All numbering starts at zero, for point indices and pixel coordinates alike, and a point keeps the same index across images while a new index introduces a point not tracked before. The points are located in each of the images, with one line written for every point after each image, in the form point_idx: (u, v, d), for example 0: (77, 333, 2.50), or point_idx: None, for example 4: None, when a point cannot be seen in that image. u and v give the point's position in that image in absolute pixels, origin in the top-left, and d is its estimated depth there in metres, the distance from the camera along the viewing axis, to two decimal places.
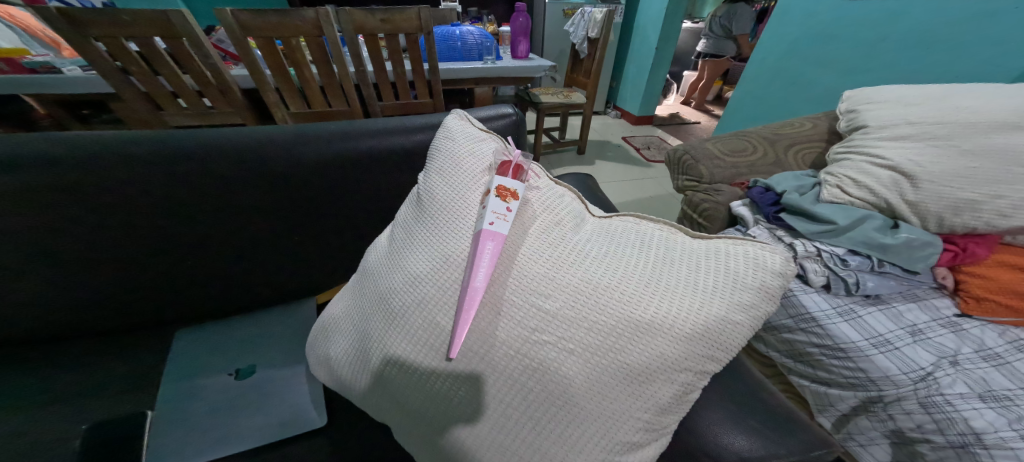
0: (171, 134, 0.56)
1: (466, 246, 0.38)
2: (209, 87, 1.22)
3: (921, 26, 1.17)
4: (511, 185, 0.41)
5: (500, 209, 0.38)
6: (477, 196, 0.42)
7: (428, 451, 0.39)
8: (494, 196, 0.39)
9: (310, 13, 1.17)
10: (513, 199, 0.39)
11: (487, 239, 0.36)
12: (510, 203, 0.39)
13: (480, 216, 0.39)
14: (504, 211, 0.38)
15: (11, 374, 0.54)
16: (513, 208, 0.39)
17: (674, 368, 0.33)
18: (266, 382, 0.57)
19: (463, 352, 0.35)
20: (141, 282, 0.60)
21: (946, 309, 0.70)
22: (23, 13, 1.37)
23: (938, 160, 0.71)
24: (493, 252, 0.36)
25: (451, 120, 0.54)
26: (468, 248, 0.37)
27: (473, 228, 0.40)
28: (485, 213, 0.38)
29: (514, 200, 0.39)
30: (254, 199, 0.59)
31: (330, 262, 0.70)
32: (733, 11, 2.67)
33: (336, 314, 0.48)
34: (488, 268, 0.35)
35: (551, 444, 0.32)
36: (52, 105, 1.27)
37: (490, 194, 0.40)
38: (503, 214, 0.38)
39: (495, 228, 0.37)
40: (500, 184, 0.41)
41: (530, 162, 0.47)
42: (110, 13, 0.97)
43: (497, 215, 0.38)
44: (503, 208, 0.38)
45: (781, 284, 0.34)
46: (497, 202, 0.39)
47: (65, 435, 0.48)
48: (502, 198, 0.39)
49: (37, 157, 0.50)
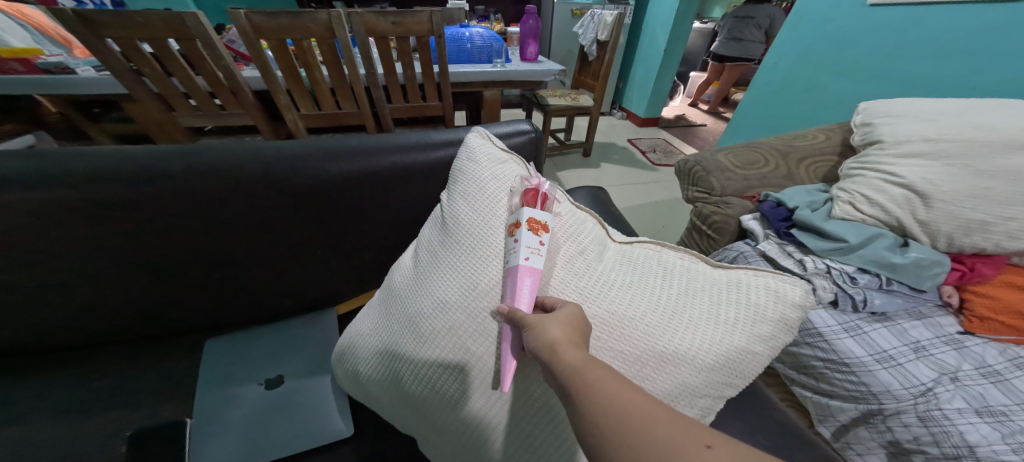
0: (200, 150, 0.58)
1: (503, 281, 0.40)
2: (221, 88, 1.23)
3: (938, 36, 1.17)
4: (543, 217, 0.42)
5: (534, 243, 0.40)
6: (505, 224, 0.44)
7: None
8: (527, 231, 0.40)
9: (322, 15, 1.19)
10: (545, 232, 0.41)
11: (525, 275, 0.37)
12: (543, 236, 0.41)
13: (515, 250, 0.40)
14: (539, 245, 0.40)
15: (53, 382, 0.57)
16: (545, 242, 0.40)
17: (694, 394, 0.35)
18: (294, 393, 0.59)
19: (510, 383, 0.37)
20: (174, 293, 0.62)
21: (950, 326, 0.71)
22: (35, 12, 1.41)
23: (952, 179, 0.72)
24: (532, 286, 0.37)
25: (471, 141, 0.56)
26: (506, 283, 0.38)
27: (505, 259, 0.41)
28: (520, 250, 0.39)
29: (546, 233, 0.41)
30: (281, 215, 0.61)
31: (352, 275, 0.72)
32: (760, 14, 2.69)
33: (365, 330, 0.51)
34: (529, 302, 0.37)
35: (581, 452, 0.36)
36: (66, 104, 1.29)
37: (521, 227, 0.41)
38: (538, 248, 0.39)
39: (533, 264, 0.38)
40: (530, 216, 0.42)
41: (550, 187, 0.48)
42: (126, 16, 0.98)
43: (531, 250, 0.39)
44: (538, 243, 0.40)
45: (799, 316, 0.36)
46: (530, 236, 0.40)
47: (110, 442, 0.51)
48: (535, 231, 0.41)
49: (81, 175, 0.52)
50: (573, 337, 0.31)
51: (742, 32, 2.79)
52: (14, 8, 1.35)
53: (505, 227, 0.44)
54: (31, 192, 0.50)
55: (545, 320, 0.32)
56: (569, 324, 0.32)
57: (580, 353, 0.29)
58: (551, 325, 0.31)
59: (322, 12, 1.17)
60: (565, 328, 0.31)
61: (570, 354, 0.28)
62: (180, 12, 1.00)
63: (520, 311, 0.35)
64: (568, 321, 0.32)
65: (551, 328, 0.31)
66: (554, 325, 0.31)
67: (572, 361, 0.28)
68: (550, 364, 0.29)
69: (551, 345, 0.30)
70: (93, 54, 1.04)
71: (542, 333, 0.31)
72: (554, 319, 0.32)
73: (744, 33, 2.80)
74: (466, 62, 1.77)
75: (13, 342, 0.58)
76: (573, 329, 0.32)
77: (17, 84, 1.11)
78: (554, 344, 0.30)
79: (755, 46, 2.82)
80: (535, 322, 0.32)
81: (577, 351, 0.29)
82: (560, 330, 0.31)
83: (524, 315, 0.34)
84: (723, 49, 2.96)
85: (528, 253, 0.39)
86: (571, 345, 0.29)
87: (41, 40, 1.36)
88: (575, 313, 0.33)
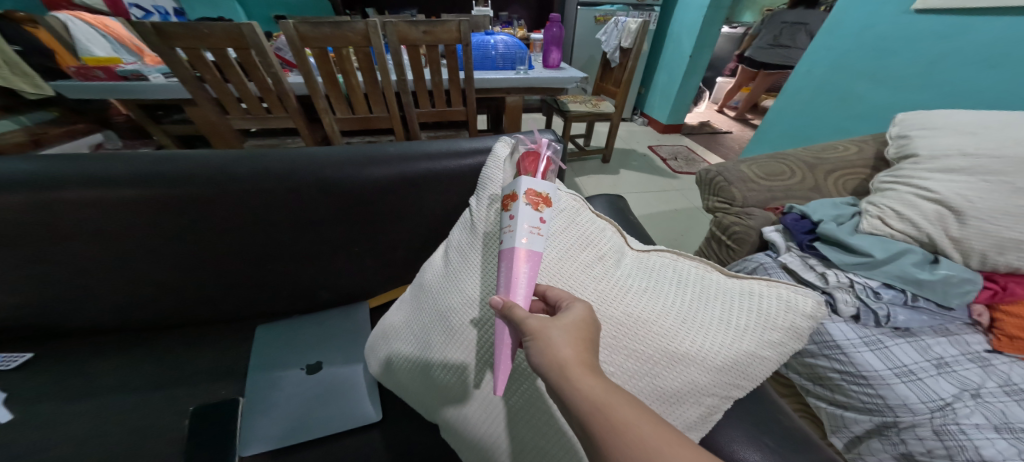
0: (260, 156, 0.65)
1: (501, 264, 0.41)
2: (269, 93, 1.33)
3: (987, 43, 1.12)
4: (543, 190, 0.47)
5: (535, 221, 0.43)
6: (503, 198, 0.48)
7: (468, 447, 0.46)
8: (527, 206, 0.44)
9: (360, 25, 1.28)
10: (544, 207, 0.45)
11: (524, 262, 0.39)
12: (543, 213, 0.45)
13: (513, 231, 0.42)
14: (540, 224, 0.43)
15: (130, 356, 0.66)
16: (544, 219, 0.44)
17: (702, 393, 0.37)
18: (331, 378, 0.65)
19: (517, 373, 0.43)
20: (231, 283, 0.69)
21: (976, 344, 0.68)
22: (116, 24, 1.78)
23: (988, 195, 0.70)
24: (529, 272, 0.39)
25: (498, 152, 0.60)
26: (504, 268, 0.40)
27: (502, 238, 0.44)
28: (520, 231, 0.41)
29: (546, 209, 0.45)
30: (326, 215, 0.67)
31: (383, 272, 0.77)
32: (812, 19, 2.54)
33: (397, 323, 0.56)
34: (528, 287, 0.38)
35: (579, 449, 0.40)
36: (136, 107, 1.41)
37: (519, 201, 0.44)
38: (538, 228, 0.43)
39: (531, 246, 0.40)
40: (530, 189, 0.46)
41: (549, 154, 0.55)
42: (194, 27, 1.10)
43: (531, 228, 0.42)
44: (539, 222, 0.43)
45: (810, 325, 0.38)
46: (532, 212, 0.44)
47: (177, 413, 0.58)
48: (533, 206, 0.44)
49: (164, 176, 0.60)
50: (581, 355, 0.31)
51: (793, 39, 2.66)
52: (99, 20, 1.71)
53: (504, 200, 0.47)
54: (123, 191, 0.58)
55: (550, 333, 0.32)
56: (577, 338, 0.32)
57: (593, 381, 0.30)
58: (560, 337, 0.32)
59: (360, 22, 1.27)
60: (573, 344, 0.32)
61: (582, 382, 0.30)
62: (239, 24, 1.11)
63: (519, 308, 0.35)
64: (575, 333, 0.33)
65: (562, 347, 0.31)
66: (564, 341, 0.32)
67: (587, 393, 0.29)
68: (564, 390, 0.29)
69: (563, 368, 0.30)
70: (165, 62, 1.16)
71: (551, 351, 0.31)
72: (561, 329, 0.33)
73: (795, 39, 2.67)
74: (490, 68, 1.82)
75: (99, 320, 0.67)
76: (579, 343, 0.32)
77: (99, 89, 1.24)
78: (567, 368, 0.30)
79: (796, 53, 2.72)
80: (541, 333, 0.32)
81: (592, 380, 0.30)
82: (570, 347, 0.31)
83: (528, 318, 0.34)
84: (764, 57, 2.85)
85: (526, 233, 0.41)
86: (583, 368, 0.30)
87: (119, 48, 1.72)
88: (580, 323, 0.34)
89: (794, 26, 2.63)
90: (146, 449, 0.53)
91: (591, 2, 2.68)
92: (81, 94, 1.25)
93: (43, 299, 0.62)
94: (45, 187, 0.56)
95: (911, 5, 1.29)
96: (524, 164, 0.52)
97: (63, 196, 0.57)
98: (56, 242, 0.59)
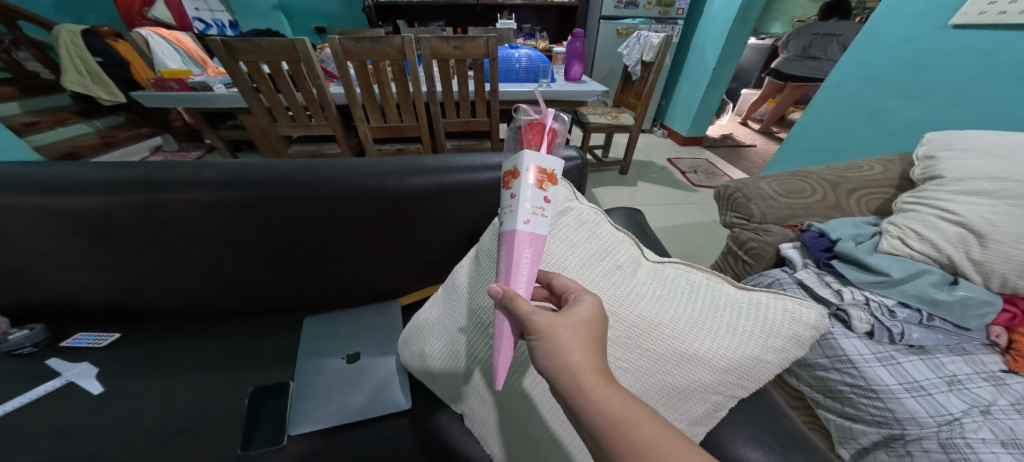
0: (316, 166, 0.73)
1: (503, 247, 0.44)
2: (313, 103, 1.45)
3: None
4: (549, 166, 0.47)
5: (540, 202, 0.45)
6: (507, 173, 0.48)
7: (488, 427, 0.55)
8: (533, 184, 0.45)
9: (397, 40, 1.39)
10: (549, 184, 0.46)
11: (524, 246, 0.42)
12: (548, 191, 0.46)
13: (516, 211, 0.44)
14: (545, 204, 0.45)
15: (196, 339, 0.75)
16: (549, 199, 0.45)
17: (708, 391, 0.42)
18: (368, 368, 0.72)
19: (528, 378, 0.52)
20: (284, 277, 0.78)
21: (991, 363, 0.67)
22: (186, 37, 2.04)
23: (1012, 220, 0.70)
24: (529, 256, 0.42)
25: (509, 137, 0.64)
26: (506, 252, 0.42)
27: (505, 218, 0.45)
28: (522, 212, 0.43)
29: (551, 186, 0.46)
30: (370, 219, 0.75)
31: (416, 273, 0.84)
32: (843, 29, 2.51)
33: (430, 319, 0.63)
34: (527, 275, 0.42)
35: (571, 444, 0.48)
36: (199, 114, 1.57)
37: (524, 180, 0.45)
38: (543, 208, 0.44)
39: (533, 230, 0.43)
40: (536, 164, 0.46)
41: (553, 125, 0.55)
42: (256, 42, 1.24)
43: (534, 213, 0.44)
44: (542, 201, 0.45)
45: (812, 334, 0.42)
46: (536, 190, 0.45)
47: (239, 392, 0.66)
48: (540, 185, 0.45)
49: (238, 183, 0.69)
50: (589, 359, 0.36)
51: (824, 49, 2.62)
52: (174, 35, 1.98)
53: (507, 176, 0.48)
54: (205, 195, 0.68)
55: (557, 336, 0.36)
56: (584, 337, 0.37)
57: (602, 391, 0.34)
58: (567, 337, 0.36)
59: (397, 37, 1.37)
60: (579, 344, 0.36)
61: (585, 378, 0.34)
62: (293, 39, 1.24)
63: (521, 300, 0.38)
64: (582, 333, 0.37)
65: (572, 353, 0.35)
66: (570, 340, 0.36)
67: (595, 401, 0.33)
68: (578, 401, 0.34)
69: (574, 374, 0.35)
70: (230, 74, 1.31)
71: (561, 356, 0.35)
72: (568, 328, 0.37)
73: (824, 51, 2.63)
74: (513, 80, 1.90)
75: (174, 307, 0.77)
76: (588, 347, 0.36)
77: (172, 99, 1.40)
78: (572, 366, 0.35)
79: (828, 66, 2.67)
80: (548, 331, 0.36)
81: (603, 390, 0.34)
82: (576, 348, 0.36)
83: (535, 314, 0.37)
84: (792, 68, 2.80)
85: (529, 215, 0.43)
86: (591, 374, 0.35)
87: (188, 60, 1.98)
88: (586, 325, 0.38)
89: (823, 37, 2.60)
90: (213, 423, 0.61)
91: (614, 15, 2.75)
92: (156, 102, 1.40)
93: (132, 285, 0.72)
94: (142, 190, 0.66)
95: (949, 20, 1.27)
96: (528, 136, 0.52)
97: (155, 198, 0.66)
98: (146, 237, 0.68)
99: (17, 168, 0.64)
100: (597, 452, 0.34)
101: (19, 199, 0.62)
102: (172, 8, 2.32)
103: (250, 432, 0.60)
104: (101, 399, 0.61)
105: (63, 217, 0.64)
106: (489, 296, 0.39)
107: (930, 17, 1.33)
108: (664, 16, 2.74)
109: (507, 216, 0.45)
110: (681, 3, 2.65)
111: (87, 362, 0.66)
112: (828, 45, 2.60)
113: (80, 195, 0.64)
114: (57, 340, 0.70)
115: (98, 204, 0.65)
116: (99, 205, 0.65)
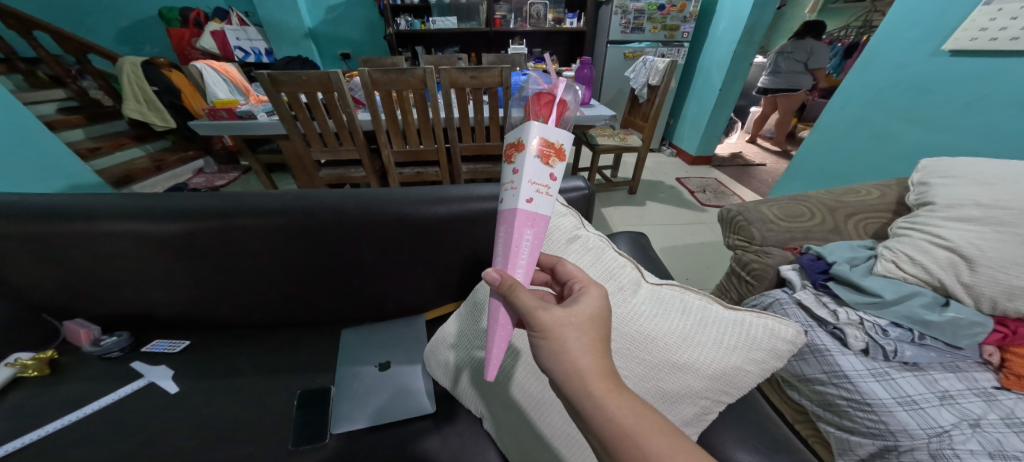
0: (359, 193, 0.84)
1: (503, 227, 0.49)
2: (343, 129, 1.60)
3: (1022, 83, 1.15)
4: (557, 140, 0.50)
5: (545, 181, 0.49)
6: (513, 147, 0.52)
7: (502, 428, 0.62)
8: (536, 158, 0.49)
9: (419, 71, 1.53)
10: (555, 160, 0.50)
11: (525, 228, 0.47)
12: (553, 167, 0.50)
13: (520, 187, 0.48)
14: (548, 180, 0.49)
15: (251, 347, 0.84)
16: (555, 176, 0.49)
17: (696, 395, 0.49)
18: (398, 375, 0.79)
19: (540, 389, 0.60)
20: (327, 292, 0.88)
21: (984, 380, 0.72)
22: (232, 68, 2.23)
23: (998, 245, 0.75)
24: (530, 238, 0.47)
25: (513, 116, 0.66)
26: (507, 233, 0.47)
27: (507, 198, 0.50)
28: (525, 191, 0.48)
29: (558, 164, 0.50)
30: (402, 241, 0.85)
31: (440, 289, 0.93)
32: (805, 47, 2.67)
33: (455, 331, 0.72)
34: (524, 260, 0.47)
35: (573, 446, 0.56)
36: (241, 139, 1.74)
37: (533, 155, 0.49)
38: (546, 186, 0.49)
39: (531, 209, 0.47)
40: (541, 138, 0.49)
41: (564, 97, 0.57)
42: (297, 75, 1.40)
43: (537, 192, 0.48)
44: (548, 177, 0.49)
45: (789, 348, 0.49)
46: (541, 165, 0.49)
47: (290, 395, 0.74)
48: (545, 160, 0.49)
49: (294, 211, 0.80)
50: (596, 362, 0.41)
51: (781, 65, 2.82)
52: (223, 67, 2.16)
53: (511, 149, 0.52)
54: (267, 220, 0.79)
55: (565, 336, 0.41)
56: (590, 339, 0.42)
57: (612, 400, 0.39)
58: (574, 338, 0.42)
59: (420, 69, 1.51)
60: (585, 347, 0.41)
61: (595, 386, 0.39)
62: (329, 72, 1.39)
63: (518, 290, 0.43)
64: (588, 332, 0.42)
65: (580, 358, 0.41)
66: (576, 343, 0.41)
67: (606, 406, 0.38)
68: (587, 405, 0.39)
69: (583, 378, 0.40)
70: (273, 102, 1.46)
71: (570, 358, 0.41)
72: (574, 328, 0.42)
73: (783, 66, 2.82)
74: None
75: (232, 318, 0.87)
76: (594, 347, 0.42)
77: (222, 127, 1.56)
78: (582, 372, 0.40)
79: (802, 78, 2.79)
80: (557, 332, 0.41)
81: (612, 397, 0.39)
82: (584, 351, 0.41)
83: (537, 307, 0.42)
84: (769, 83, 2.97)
85: (531, 194, 0.48)
86: (596, 377, 0.40)
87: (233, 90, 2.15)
88: (588, 322, 0.43)
89: (784, 54, 2.79)
90: (268, 422, 0.69)
91: (621, 40, 2.88)
92: (208, 130, 1.56)
93: (201, 299, 0.83)
94: (219, 217, 0.77)
95: (944, 46, 1.33)
96: (536, 108, 0.55)
97: (227, 224, 0.78)
98: (216, 257, 0.79)
99: (117, 199, 0.77)
100: (606, 453, 0.39)
101: (119, 225, 0.74)
102: (217, 38, 2.54)
103: (299, 430, 0.68)
104: (177, 399, 0.70)
105: (152, 240, 0.76)
106: (489, 281, 0.44)
107: (925, 43, 1.39)
108: (669, 40, 2.87)
109: (509, 195, 0.50)
110: (687, 27, 2.78)
111: (164, 365, 0.77)
112: (789, 62, 2.78)
113: (166, 221, 0.75)
114: (138, 346, 0.81)
115: (181, 230, 0.76)
116: (181, 229, 0.76)
